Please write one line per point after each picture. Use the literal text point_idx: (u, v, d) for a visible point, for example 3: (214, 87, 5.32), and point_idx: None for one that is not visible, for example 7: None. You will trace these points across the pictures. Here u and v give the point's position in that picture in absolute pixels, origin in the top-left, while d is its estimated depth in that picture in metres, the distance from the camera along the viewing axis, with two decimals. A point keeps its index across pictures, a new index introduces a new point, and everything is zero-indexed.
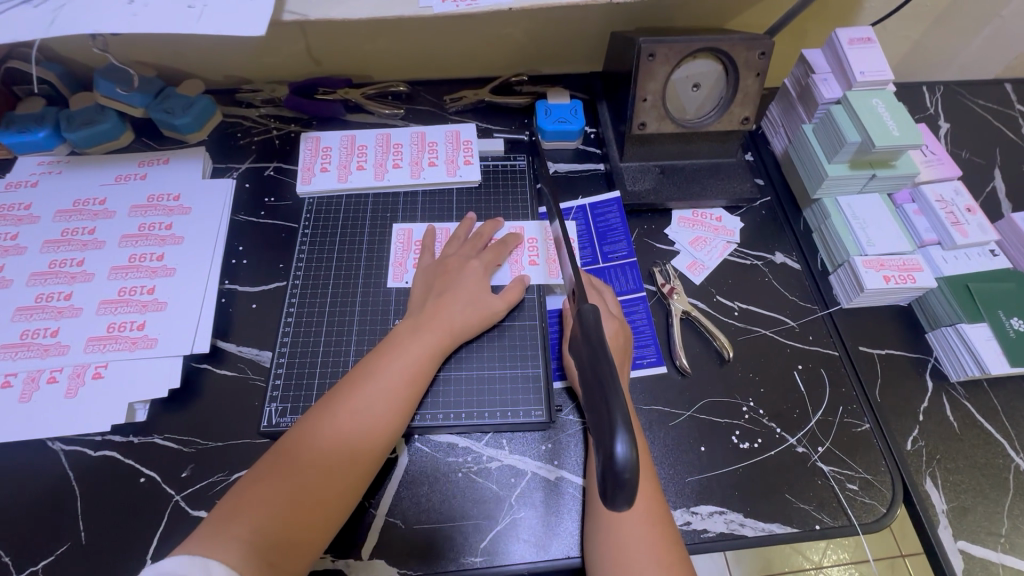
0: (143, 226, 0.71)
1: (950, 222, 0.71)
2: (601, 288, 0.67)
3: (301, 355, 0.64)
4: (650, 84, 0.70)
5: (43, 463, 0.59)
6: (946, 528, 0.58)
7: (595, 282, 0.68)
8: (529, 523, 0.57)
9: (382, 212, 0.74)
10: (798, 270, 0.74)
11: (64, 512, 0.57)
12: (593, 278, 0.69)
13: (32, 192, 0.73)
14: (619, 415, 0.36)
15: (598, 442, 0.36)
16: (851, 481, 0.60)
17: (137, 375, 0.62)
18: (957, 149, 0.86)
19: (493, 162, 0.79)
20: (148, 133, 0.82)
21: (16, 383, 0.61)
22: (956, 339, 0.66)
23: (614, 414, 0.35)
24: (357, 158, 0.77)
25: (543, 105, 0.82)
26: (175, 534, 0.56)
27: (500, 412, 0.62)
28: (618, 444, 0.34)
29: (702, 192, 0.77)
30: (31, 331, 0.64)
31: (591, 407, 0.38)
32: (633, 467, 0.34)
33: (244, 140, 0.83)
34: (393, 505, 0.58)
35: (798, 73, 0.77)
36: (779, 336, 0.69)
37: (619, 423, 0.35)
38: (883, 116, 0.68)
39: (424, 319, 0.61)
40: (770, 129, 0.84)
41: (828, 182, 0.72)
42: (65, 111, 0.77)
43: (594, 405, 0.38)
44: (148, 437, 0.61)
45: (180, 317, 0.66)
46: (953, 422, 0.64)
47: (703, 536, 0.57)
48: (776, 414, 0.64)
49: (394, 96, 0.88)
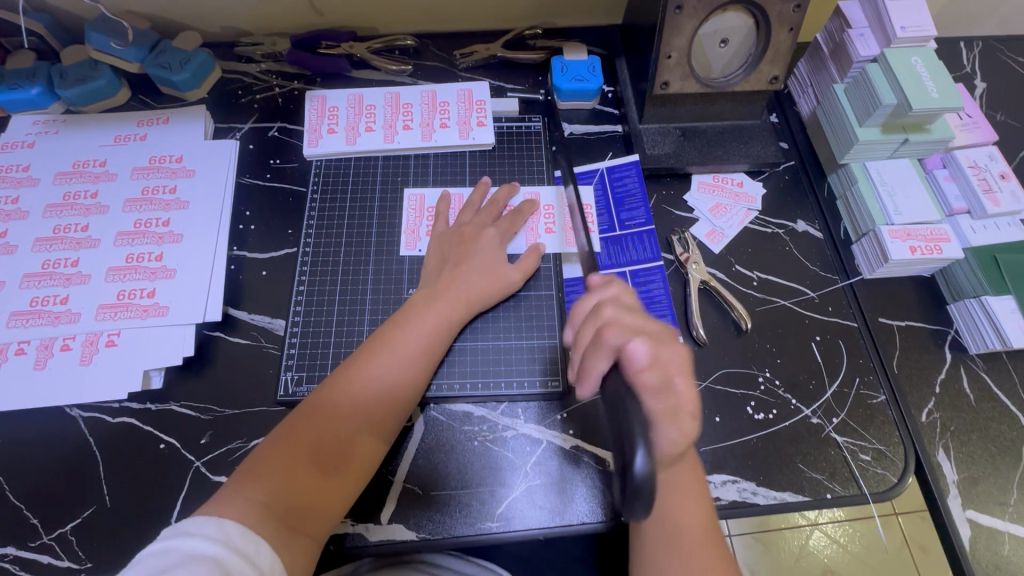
0: (146, 189, 0.69)
1: (982, 189, 0.68)
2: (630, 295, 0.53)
3: (315, 324, 0.64)
4: (676, 41, 0.65)
5: (61, 429, 0.59)
6: (955, 497, 0.59)
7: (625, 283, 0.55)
8: (544, 490, 0.58)
9: (392, 176, 0.72)
10: (820, 238, 0.72)
11: (87, 477, 0.58)
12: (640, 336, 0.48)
13: (30, 154, 0.71)
14: (639, 434, 0.38)
15: (618, 453, 0.39)
16: (863, 451, 0.60)
17: (150, 343, 0.62)
18: (992, 110, 0.82)
19: (507, 123, 0.76)
20: (145, 91, 0.79)
21: (29, 350, 0.60)
22: (979, 312, 0.64)
23: (634, 430, 0.38)
24: (366, 119, 0.73)
25: (559, 62, 0.78)
26: (197, 498, 0.57)
27: (517, 382, 0.62)
28: (638, 455, 0.37)
29: (724, 156, 0.74)
30: (40, 298, 0.63)
31: (611, 422, 0.41)
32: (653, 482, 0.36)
33: (245, 98, 0.79)
34: (410, 471, 0.58)
35: (832, 27, 0.73)
36: (799, 307, 0.68)
37: (637, 436, 0.38)
38: (922, 75, 0.65)
39: (440, 287, 0.60)
40: (797, 88, 0.80)
41: (858, 147, 0.69)
42: (57, 66, 0.74)
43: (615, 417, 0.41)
44: (164, 404, 0.61)
45: (190, 285, 0.64)
46: (970, 395, 0.64)
47: (715, 504, 0.58)
48: (792, 386, 0.63)
49: (401, 51, 0.83)
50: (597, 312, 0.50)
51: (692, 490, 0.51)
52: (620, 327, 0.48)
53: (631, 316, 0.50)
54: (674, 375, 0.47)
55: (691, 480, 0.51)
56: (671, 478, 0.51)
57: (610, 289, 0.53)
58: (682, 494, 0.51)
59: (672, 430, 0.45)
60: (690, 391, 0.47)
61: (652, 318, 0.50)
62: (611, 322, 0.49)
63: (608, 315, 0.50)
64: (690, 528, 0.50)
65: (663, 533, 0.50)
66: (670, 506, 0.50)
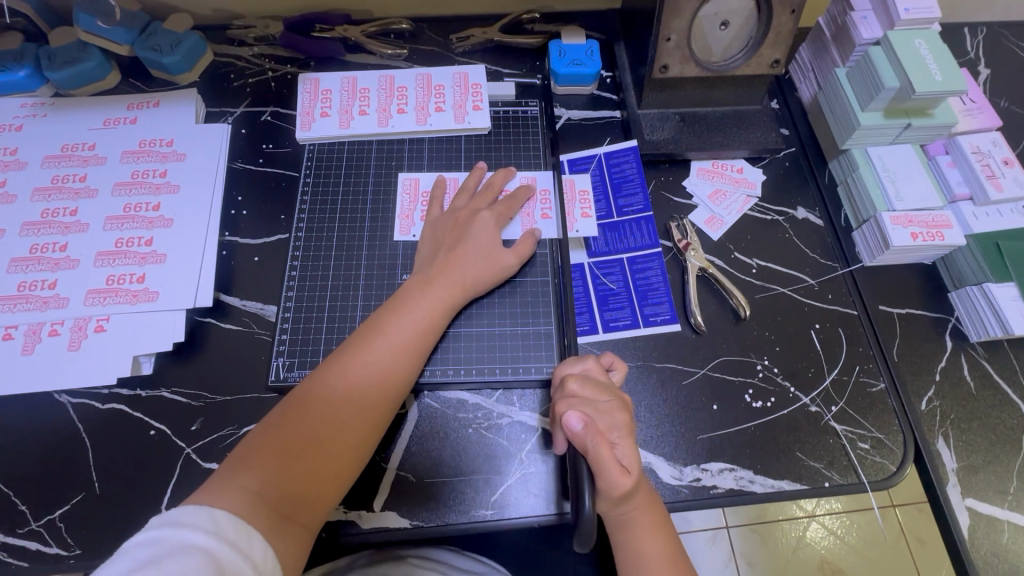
0: (136, 173, 0.68)
1: (985, 175, 0.67)
2: (602, 371, 0.56)
3: (307, 310, 0.63)
4: (675, 23, 0.64)
5: (50, 415, 0.59)
6: (955, 486, 0.58)
7: (603, 361, 0.58)
8: (539, 477, 0.57)
9: (387, 161, 0.71)
10: (821, 225, 0.71)
11: (76, 463, 0.57)
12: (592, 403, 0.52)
13: (17, 137, 0.69)
14: (585, 480, 0.45)
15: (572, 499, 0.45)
16: (862, 440, 0.60)
17: (140, 328, 0.61)
18: (996, 96, 0.81)
19: (504, 107, 0.75)
20: (135, 74, 0.77)
21: (17, 335, 0.59)
22: (981, 300, 0.64)
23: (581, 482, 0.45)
24: (360, 102, 0.72)
25: (557, 45, 0.76)
26: (188, 485, 0.56)
27: (511, 368, 0.61)
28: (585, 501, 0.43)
29: (724, 142, 0.73)
30: (28, 283, 0.62)
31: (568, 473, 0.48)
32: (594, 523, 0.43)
33: (238, 82, 0.78)
34: (404, 459, 0.58)
35: (834, 10, 0.72)
36: (799, 295, 0.67)
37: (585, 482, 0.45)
38: (926, 59, 0.63)
39: (435, 272, 0.59)
40: (798, 73, 0.79)
41: (860, 132, 0.68)
42: (46, 48, 0.72)
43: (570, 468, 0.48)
44: (155, 390, 0.60)
45: (180, 270, 0.63)
46: (970, 383, 0.63)
47: (712, 492, 0.57)
48: (790, 373, 0.63)
49: (396, 35, 0.82)
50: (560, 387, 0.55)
51: (652, 527, 0.50)
52: (570, 403, 0.52)
53: (589, 390, 0.53)
54: (613, 439, 0.50)
55: (649, 522, 0.50)
56: (625, 519, 0.51)
57: (582, 362, 0.56)
58: (642, 533, 0.50)
59: (608, 484, 0.47)
60: (630, 452, 0.50)
61: (611, 392, 0.54)
62: (568, 397, 0.53)
63: (568, 390, 0.54)
64: (654, 564, 0.50)
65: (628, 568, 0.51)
66: (628, 544, 0.51)
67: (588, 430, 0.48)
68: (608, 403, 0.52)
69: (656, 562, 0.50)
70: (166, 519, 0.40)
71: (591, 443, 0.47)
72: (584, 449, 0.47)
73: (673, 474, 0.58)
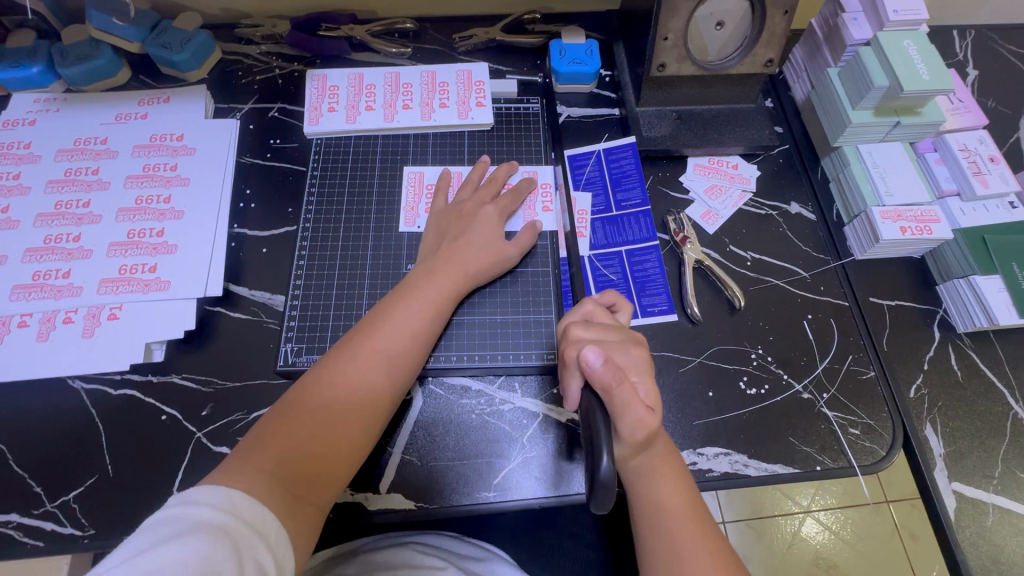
0: (147, 166, 0.70)
1: (972, 172, 0.70)
2: (604, 312, 0.58)
3: (314, 298, 0.64)
4: (673, 22, 0.66)
5: (64, 401, 0.60)
6: (942, 470, 0.60)
7: (605, 302, 0.60)
8: (541, 461, 0.59)
9: (392, 155, 0.73)
10: (813, 220, 0.73)
11: (89, 446, 0.58)
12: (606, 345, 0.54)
13: (30, 131, 0.71)
14: (601, 434, 0.46)
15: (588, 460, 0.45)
16: (853, 425, 0.62)
17: (152, 317, 0.62)
18: (984, 97, 0.83)
19: (506, 104, 0.77)
20: (145, 71, 0.79)
21: (32, 323, 0.61)
22: (967, 291, 0.66)
23: (599, 439, 0.45)
24: (366, 98, 0.74)
25: (557, 45, 0.78)
26: (199, 467, 0.58)
27: (513, 355, 0.63)
28: (602, 460, 0.43)
29: (720, 139, 0.75)
30: (42, 272, 0.63)
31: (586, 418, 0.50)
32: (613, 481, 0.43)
33: (245, 79, 0.80)
34: (409, 444, 0.59)
35: (827, 12, 0.74)
36: (791, 286, 0.69)
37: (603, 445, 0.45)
38: (913, 59, 0.66)
39: (440, 263, 0.61)
40: (792, 74, 0.81)
41: (851, 129, 0.70)
42: (58, 45, 0.74)
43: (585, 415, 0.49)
44: (166, 377, 0.62)
45: (191, 261, 0.65)
46: (957, 371, 0.65)
47: (708, 475, 0.59)
48: (784, 361, 0.65)
49: (401, 34, 0.84)
50: (566, 334, 0.56)
51: (668, 473, 0.52)
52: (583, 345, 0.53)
53: (597, 333, 0.55)
54: (632, 376, 0.52)
55: (666, 465, 0.53)
56: (642, 464, 0.52)
57: (582, 307, 0.58)
58: (659, 477, 0.52)
59: (632, 425, 0.48)
60: (650, 389, 0.52)
61: (617, 331, 0.56)
62: (578, 342, 0.55)
63: (577, 335, 0.55)
64: (672, 511, 0.51)
65: (647, 517, 0.51)
66: (646, 493, 0.52)
67: (608, 364, 0.49)
68: (619, 342, 0.55)
69: (674, 508, 0.51)
70: (186, 497, 0.42)
71: (613, 380, 0.49)
72: (606, 386, 0.49)
73: None
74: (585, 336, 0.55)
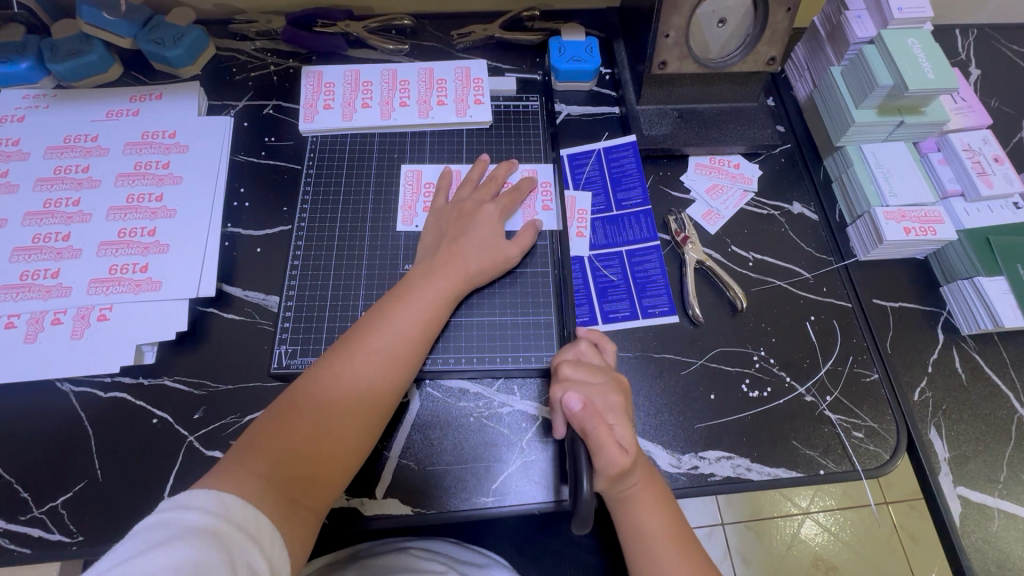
0: (139, 164, 0.69)
1: (976, 172, 0.69)
2: (596, 355, 0.57)
3: (310, 298, 0.63)
4: (674, 19, 0.65)
5: (53, 404, 0.59)
6: (947, 475, 0.59)
7: (592, 338, 0.59)
8: (540, 465, 0.58)
9: (389, 153, 0.71)
10: (816, 220, 0.72)
11: (79, 451, 0.57)
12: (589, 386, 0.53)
13: (19, 128, 0.70)
14: (584, 464, 0.45)
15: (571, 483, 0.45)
16: (857, 429, 0.61)
17: (142, 318, 0.61)
18: (987, 97, 0.82)
19: (505, 102, 0.76)
20: (137, 67, 0.78)
21: (19, 324, 0.60)
22: (972, 293, 0.65)
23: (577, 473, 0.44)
24: (362, 95, 0.73)
25: (556, 42, 0.77)
26: (191, 472, 0.56)
27: (512, 357, 0.62)
28: (584, 484, 0.43)
29: (721, 138, 0.74)
30: (30, 272, 0.62)
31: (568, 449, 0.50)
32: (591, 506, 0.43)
33: (240, 75, 0.78)
34: (406, 447, 0.58)
35: (829, 10, 0.73)
36: (794, 287, 0.68)
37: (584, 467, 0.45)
38: (919, 58, 0.65)
39: (439, 262, 0.60)
40: (794, 72, 0.80)
41: (854, 129, 0.69)
42: (48, 40, 0.73)
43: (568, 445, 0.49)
44: (157, 379, 0.60)
45: (183, 260, 0.64)
46: (961, 374, 0.64)
47: (709, 480, 0.58)
48: (786, 363, 0.64)
49: (398, 30, 0.83)
50: (556, 373, 0.55)
51: (650, 501, 0.52)
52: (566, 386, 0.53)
53: (584, 373, 0.54)
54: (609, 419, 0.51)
55: (649, 495, 0.52)
56: (624, 493, 0.52)
57: (576, 346, 0.58)
58: (642, 507, 0.51)
59: (604, 463, 0.48)
60: (628, 433, 0.50)
61: (605, 373, 0.55)
62: (564, 381, 0.54)
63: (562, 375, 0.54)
64: (656, 537, 0.51)
65: (633, 544, 0.52)
66: (630, 522, 0.52)
67: (588, 408, 0.49)
68: (603, 384, 0.53)
69: (658, 536, 0.51)
70: (176, 503, 0.41)
71: (588, 423, 0.48)
72: (582, 428, 0.48)
73: (671, 462, 0.58)
74: (570, 377, 0.54)
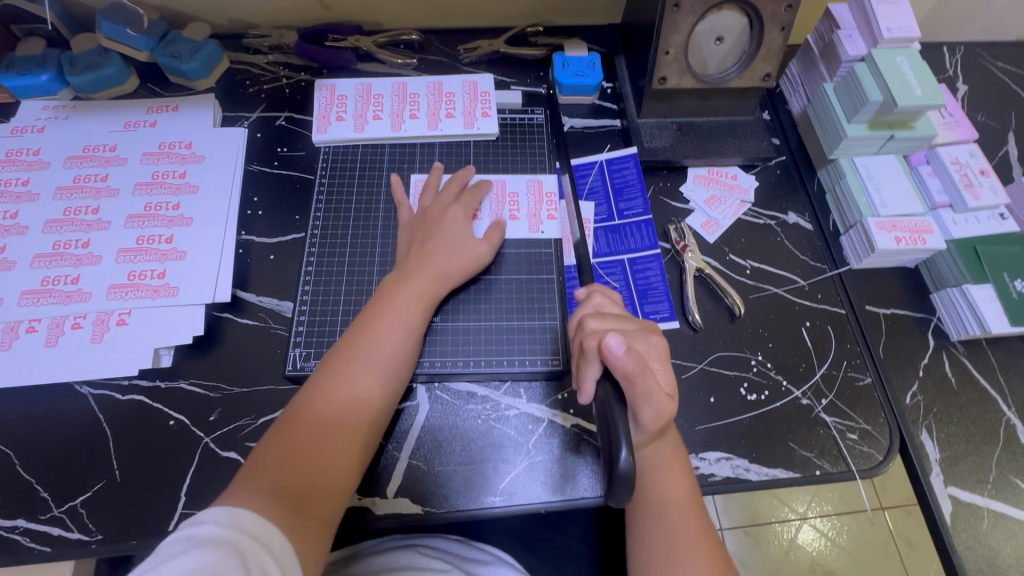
0: (156, 173, 0.71)
1: (963, 184, 0.72)
2: (612, 303, 0.58)
3: (322, 303, 0.65)
4: (674, 37, 0.68)
5: (73, 406, 0.61)
6: (938, 475, 0.62)
7: (608, 291, 0.61)
8: (546, 466, 0.60)
9: (399, 164, 0.74)
10: (810, 230, 0.75)
11: (98, 452, 0.59)
12: (628, 335, 0.54)
13: (40, 138, 0.72)
14: (620, 430, 0.45)
15: (607, 450, 0.45)
16: (851, 430, 0.63)
17: (160, 322, 0.63)
18: (973, 111, 0.86)
19: (510, 115, 0.79)
20: (153, 79, 0.80)
21: (40, 328, 0.61)
22: (960, 299, 0.67)
23: (618, 433, 0.44)
24: (373, 108, 0.75)
25: (560, 57, 0.80)
26: (207, 472, 0.58)
27: (518, 361, 0.64)
28: (623, 450, 0.43)
29: (719, 150, 0.77)
30: (51, 278, 0.64)
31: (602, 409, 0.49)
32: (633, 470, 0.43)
33: (253, 88, 0.81)
34: (416, 449, 0.60)
35: (822, 28, 0.76)
36: (790, 294, 0.70)
37: (623, 439, 0.44)
38: (907, 75, 0.68)
39: (412, 272, 0.62)
40: (789, 88, 0.83)
41: (847, 142, 0.72)
42: (68, 53, 0.75)
43: (605, 408, 0.48)
44: (174, 382, 0.62)
45: (200, 267, 0.66)
46: (952, 378, 0.67)
47: (710, 480, 0.60)
48: (783, 367, 0.66)
49: (407, 45, 0.86)
50: (582, 325, 0.55)
51: (675, 468, 0.53)
52: (601, 335, 0.53)
53: (609, 322, 0.55)
54: (652, 363, 0.53)
55: (674, 457, 0.54)
56: (653, 454, 0.53)
57: (591, 300, 0.58)
58: (667, 469, 0.53)
59: (653, 411, 0.50)
60: (668, 376, 0.54)
61: (635, 320, 0.56)
62: (594, 332, 0.54)
63: (593, 326, 0.55)
64: (678, 505, 0.52)
65: (651, 506, 0.52)
66: (653, 487, 0.52)
67: (630, 355, 0.48)
68: (639, 330, 0.55)
69: (677, 502, 0.52)
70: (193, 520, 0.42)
71: (635, 367, 0.48)
72: (628, 373, 0.48)
73: None
74: (604, 326, 0.55)
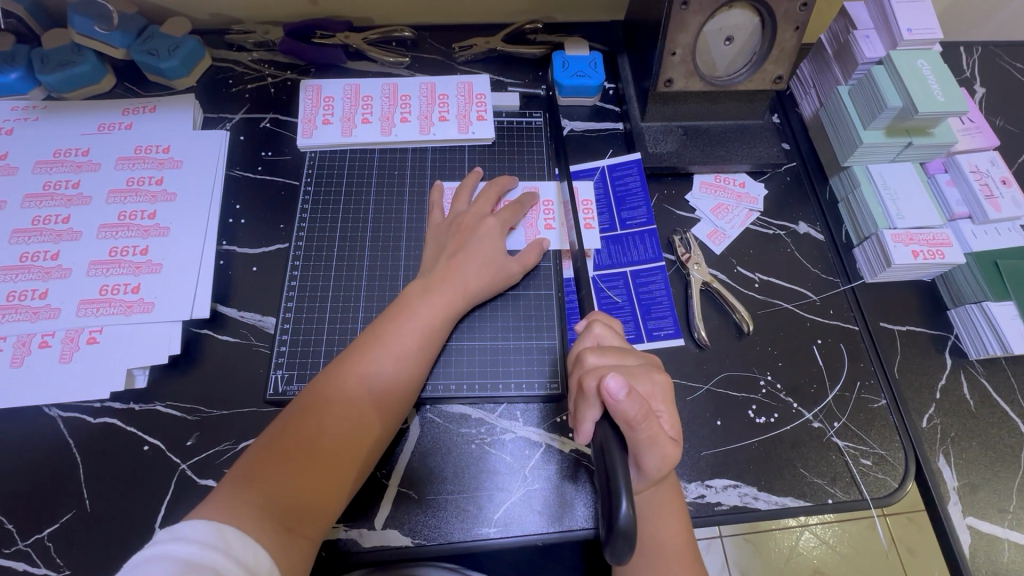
0: (131, 180, 0.67)
1: (984, 195, 0.68)
2: (613, 334, 0.55)
3: (307, 320, 0.62)
4: (681, 37, 0.64)
5: (40, 430, 0.57)
6: (956, 504, 0.58)
7: (611, 322, 0.57)
8: (543, 495, 0.56)
9: (390, 169, 0.70)
10: (822, 241, 0.71)
11: (66, 480, 0.55)
12: (630, 374, 0.50)
13: (8, 141, 0.68)
14: (620, 477, 0.41)
15: (604, 501, 0.41)
16: (864, 456, 0.60)
17: (135, 340, 0.59)
18: (991, 115, 0.82)
19: (507, 118, 0.75)
20: (131, 77, 0.76)
21: (5, 347, 0.58)
22: (980, 318, 0.64)
23: (618, 479, 0.41)
24: (362, 110, 0.71)
25: (560, 56, 0.76)
26: (183, 501, 0.55)
27: (515, 384, 0.60)
28: (622, 504, 0.39)
29: (726, 156, 0.73)
30: (17, 293, 0.60)
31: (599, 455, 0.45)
32: (634, 523, 0.39)
33: (236, 87, 0.77)
34: (406, 477, 0.57)
35: (838, 27, 0.72)
36: (800, 310, 0.67)
37: (622, 487, 0.41)
38: (928, 79, 0.64)
39: (436, 280, 0.58)
40: (800, 89, 0.79)
41: (862, 149, 0.68)
42: (37, 50, 0.71)
43: (603, 454, 0.44)
44: (148, 405, 0.59)
45: (177, 281, 0.62)
46: (970, 400, 0.63)
47: (716, 509, 0.57)
48: (793, 389, 0.63)
49: (399, 42, 0.81)
50: (581, 361, 0.52)
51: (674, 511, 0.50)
52: (599, 373, 0.50)
53: (610, 357, 0.52)
54: (656, 406, 0.50)
55: (671, 498, 0.51)
56: (651, 496, 0.50)
57: (592, 331, 0.55)
58: (666, 514, 0.50)
59: (657, 456, 0.47)
60: (673, 418, 0.51)
61: (638, 355, 0.53)
62: (594, 369, 0.51)
63: (593, 363, 0.51)
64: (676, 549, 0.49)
65: (648, 553, 0.49)
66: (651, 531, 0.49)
67: (631, 395, 0.45)
68: (641, 365, 0.52)
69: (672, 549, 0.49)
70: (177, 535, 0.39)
71: (636, 410, 0.45)
72: (629, 417, 0.45)
73: None
74: (604, 364, 0.51)
